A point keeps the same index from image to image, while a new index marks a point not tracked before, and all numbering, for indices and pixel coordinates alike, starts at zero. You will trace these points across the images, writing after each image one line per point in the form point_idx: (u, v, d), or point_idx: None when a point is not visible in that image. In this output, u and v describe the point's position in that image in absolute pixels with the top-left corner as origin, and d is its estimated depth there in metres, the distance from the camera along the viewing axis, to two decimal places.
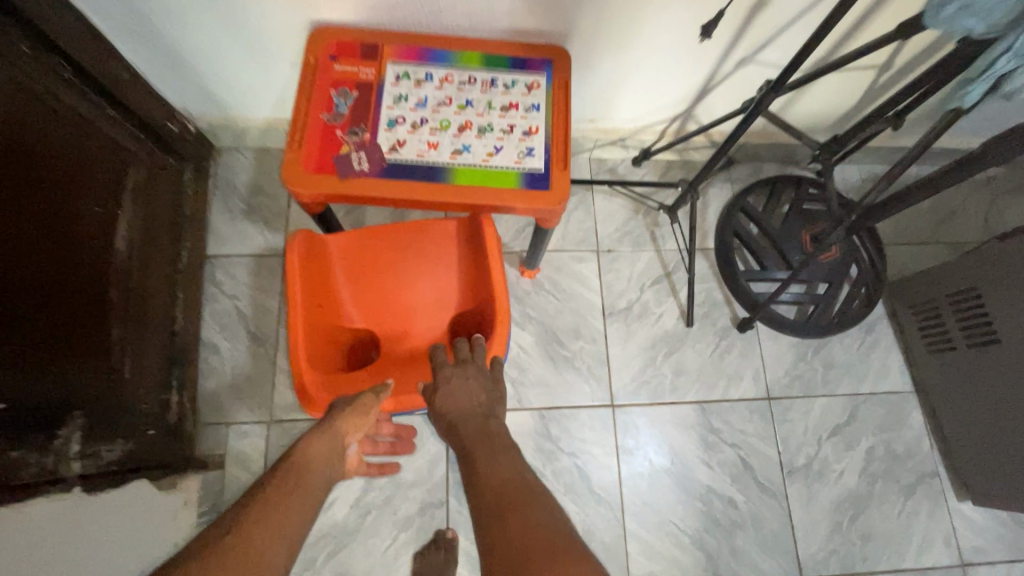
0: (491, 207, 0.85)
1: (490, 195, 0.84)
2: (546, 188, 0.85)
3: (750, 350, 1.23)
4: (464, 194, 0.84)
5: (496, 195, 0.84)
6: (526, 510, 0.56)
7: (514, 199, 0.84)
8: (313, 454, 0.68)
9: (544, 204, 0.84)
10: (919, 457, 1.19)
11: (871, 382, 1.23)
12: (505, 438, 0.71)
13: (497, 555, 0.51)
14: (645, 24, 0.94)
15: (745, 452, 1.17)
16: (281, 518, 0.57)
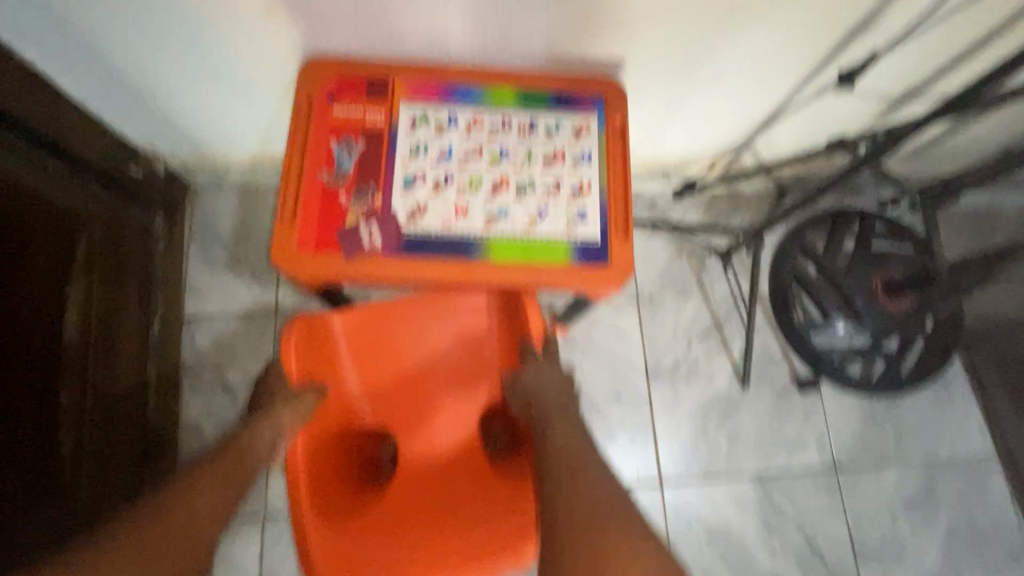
0: (535, 287, 0.69)
1: (534, 276, 0.68)
2: (603, 262, 0.69)
3: (812, 413, 1.08)
4: (501, 276, 0.67)
5: (544, 274, 0.68)
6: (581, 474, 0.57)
7: (564, 279, 0.68)
8: (257, 442, 0.64)
9: (603, 285, 0.68)
10: (1006, 533, 1.05)
11: (949, 446, 1.09)
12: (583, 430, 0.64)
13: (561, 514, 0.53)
14: (717, 50, 0.77)
15: (812, 533, 1.02)
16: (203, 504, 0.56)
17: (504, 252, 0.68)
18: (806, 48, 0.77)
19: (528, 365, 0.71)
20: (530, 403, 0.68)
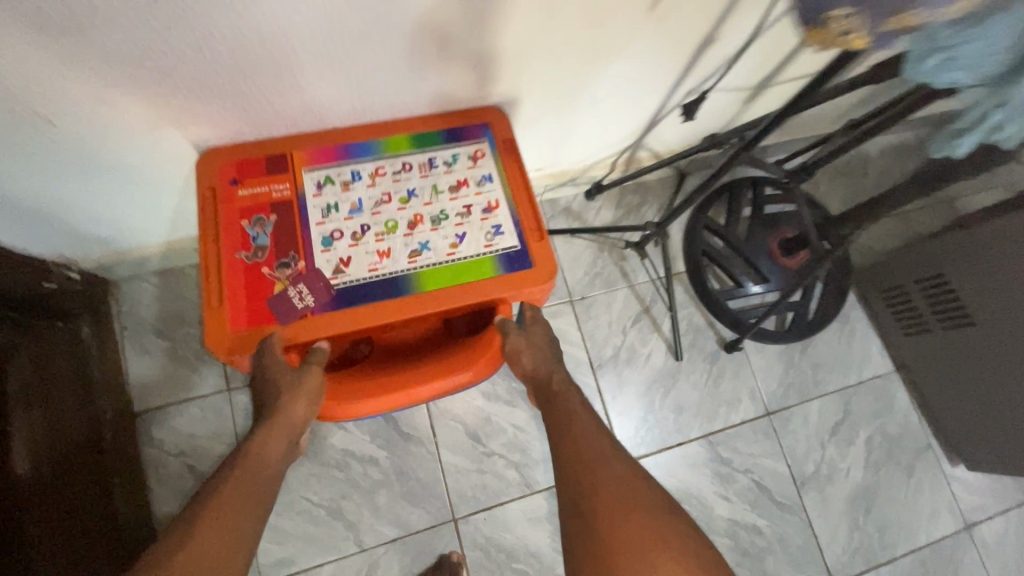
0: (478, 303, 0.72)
1: (470, 294, 0.70)
2: (528, 265, 0.72)
3: (741, 369, 1.21)
4: (440, 300, 0.70)
5: (477, 291, 0.71)
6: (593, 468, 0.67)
7: (496, 290, 0.71)
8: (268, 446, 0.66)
9: (535, 283, 0.72)
10: (911, 435, 1.23)
11: (857, 372, 1.25)
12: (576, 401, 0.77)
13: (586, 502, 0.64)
14: (590, 78, 0.84)
15: (758, 475, 1.16)
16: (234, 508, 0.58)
17: (435, 282, 0.70)
18: (669, 61, 0.85)
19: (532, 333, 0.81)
20: (551, 379, 0.80)
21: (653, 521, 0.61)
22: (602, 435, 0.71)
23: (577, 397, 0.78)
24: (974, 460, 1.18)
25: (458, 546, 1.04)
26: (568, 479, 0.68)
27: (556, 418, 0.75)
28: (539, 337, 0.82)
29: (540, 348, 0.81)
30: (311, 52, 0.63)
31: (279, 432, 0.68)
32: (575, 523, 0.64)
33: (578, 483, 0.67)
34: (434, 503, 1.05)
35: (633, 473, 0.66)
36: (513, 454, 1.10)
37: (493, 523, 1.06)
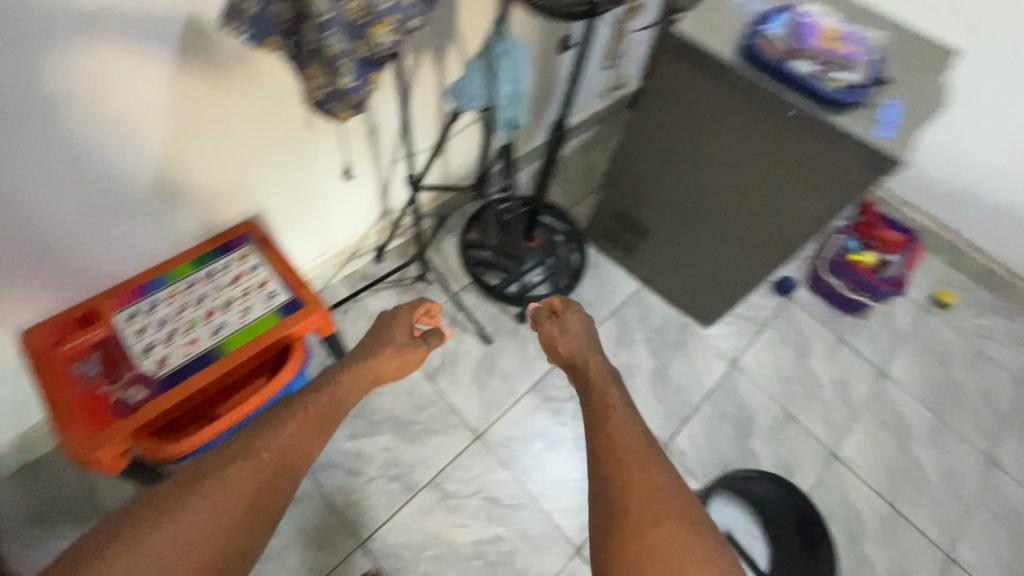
0: (277, 343, 1.00)
1: (264, 340, 0.98)
2: (301, 306, 1.02)
3: (537, 330, 1.59)
4: (243, 352, 0.97)
5: (269, 337, 0.99)
6: (637, 466, 0.92)
7: (283, 329, 0.99)
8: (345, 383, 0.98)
9: (309, 316, 1.00)
10: (671, 321, 1.68)
11: (616, 297, 1.70)
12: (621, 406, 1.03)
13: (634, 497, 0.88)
14: (307, 178, 1.19)
15: (581, 396, 1.50)
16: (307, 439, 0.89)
17: (235, 342, 0.97)
18: (357, 148, 1.24)
19: (571, 319, 1.21)
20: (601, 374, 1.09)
21: (667, 499, 0.88)
22: (626, 425, 0.98)
23: (614, 390, 1.07)
24: (707, 316, 1.64)
25: (371, 562, 1.21)
26: (601, 458, 0.95)
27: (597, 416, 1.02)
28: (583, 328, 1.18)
29: (572, 339, 1.18)
30: (83, 223, 0.93)
31: (320, 417, 0.93)
32: (603, 498, 0.91)
33: (611, 463, 0.93)
34: (339, 539, 1.23)
35: (656, 468, 0.92)
36: (390, 469, 1.32)
37: (393, 530, 1.25)
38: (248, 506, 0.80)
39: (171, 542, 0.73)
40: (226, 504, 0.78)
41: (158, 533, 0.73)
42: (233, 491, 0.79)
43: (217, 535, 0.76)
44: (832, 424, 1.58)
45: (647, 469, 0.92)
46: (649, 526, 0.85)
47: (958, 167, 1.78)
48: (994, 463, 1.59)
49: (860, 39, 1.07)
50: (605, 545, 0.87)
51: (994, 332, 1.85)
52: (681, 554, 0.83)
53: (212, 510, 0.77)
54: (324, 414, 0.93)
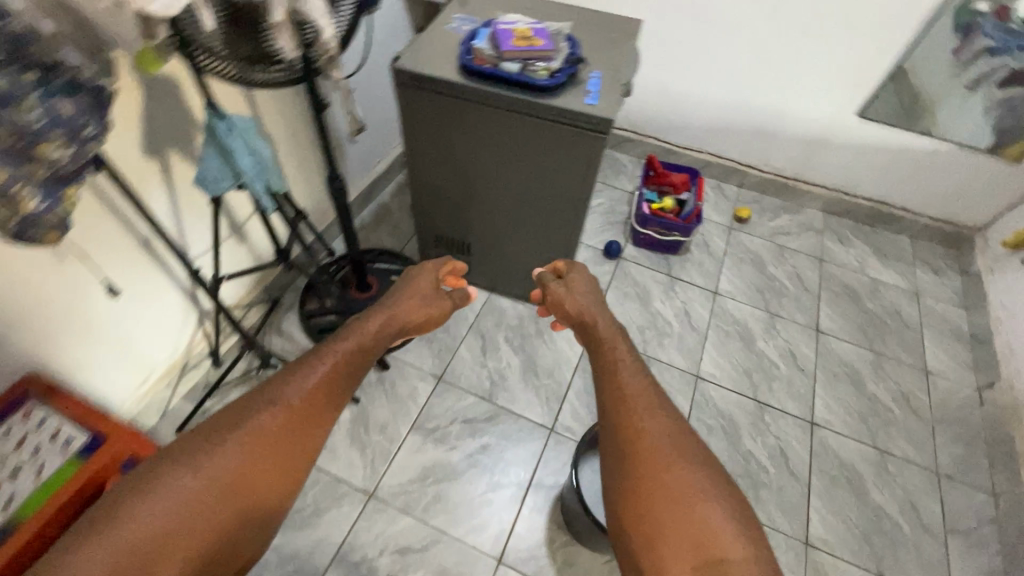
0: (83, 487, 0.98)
1: (68, 489, 0.96)
2: (106, 438, 1.04)
3: (403, 371, 1.62)
4: (44, 510, 0.93)
5: (74, 482, 0.97)
6: (653, 413, 1.04)
7: (89, 467, 0.99)
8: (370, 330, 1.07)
9: (116, 441, 1.02)
10: (525, 315, 1.78)
11: (470, 311, 1.77)
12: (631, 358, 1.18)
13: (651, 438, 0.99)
14: (88, 312, 1.12)
15: (461, 416, 1.55)
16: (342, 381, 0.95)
17: (32, 504, 0.94)
18: (136, 264, 1.18)
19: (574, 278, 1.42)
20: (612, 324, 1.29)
21: (681, 446, 0.99)
22: (634, 380, 1.10)
23: (622, 344, 1.23)
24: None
25: None
26: (616, 410, 1.06)
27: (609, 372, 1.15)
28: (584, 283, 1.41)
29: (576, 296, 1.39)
30: None
31: (355, 352, 0.99)
32: (618, 434, 1.03)
33: (624, 415, 1.04)
34: None
35: (665, 415, 1.04)
36: (289, 565, 1.30)
37: None
38: (280, 452, 0.82)
39: (217, 472, 0.75)
40: (261, 449, 0.80)
41: (201, 467, 0.75)
42: (266, 433, 0.82)
43: (251, 476, 0.78)
44: (686, 350, 1.76)
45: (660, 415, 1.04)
46: (665, 465, 0.95)
47: (707, 108, 2.08)
48: (820, 331, 1.86)
49: (549, 34, 1.24)
50: (617, 476, 0.99)
51: (786, 226, 2.17)
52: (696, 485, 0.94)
53: (250, 446, 0.79)
54: (356, 354, 0.99)
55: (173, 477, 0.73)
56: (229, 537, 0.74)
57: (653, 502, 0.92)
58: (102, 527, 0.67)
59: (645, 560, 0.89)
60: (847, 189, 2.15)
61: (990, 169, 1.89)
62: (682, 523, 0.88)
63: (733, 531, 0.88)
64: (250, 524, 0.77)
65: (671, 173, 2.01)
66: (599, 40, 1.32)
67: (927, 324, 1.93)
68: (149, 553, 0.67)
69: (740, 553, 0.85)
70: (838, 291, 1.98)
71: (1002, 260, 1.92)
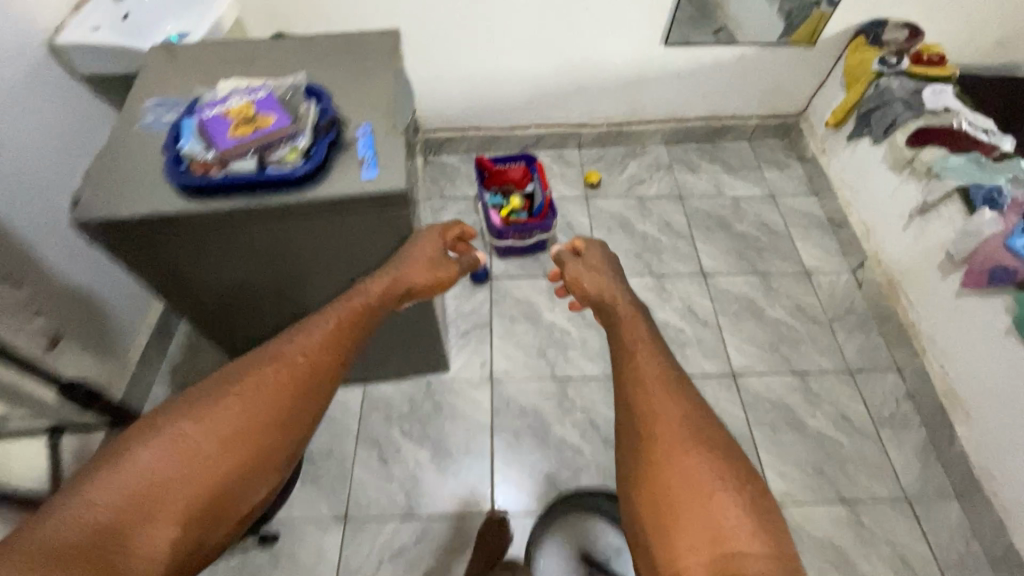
0: None
1: None
2: None
3: (296, 531, 1.32)
4: None
5: None
6: (658, 392, 0.87)
7: None
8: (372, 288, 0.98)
9: None
10: (414, 393, 1.53)
11: (350, 418, 1.48)
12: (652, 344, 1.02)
13: (656, 425, 0.82)
14: None
15: (386, 551, 1.29)
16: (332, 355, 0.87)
17: None
18: None
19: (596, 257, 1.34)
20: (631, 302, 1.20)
21: (707, 428, 0.81)
22: (655, 359, 0.94)
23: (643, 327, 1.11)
24: (437, 362, 1.53)
25: None
26: (635, 385, 0.91)
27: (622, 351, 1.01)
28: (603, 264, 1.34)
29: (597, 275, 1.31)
30: None
31: (358, 314, 0.94)
32: (632, 413, 0.87)
33: (645, 395, 0.87)
34: None
35: (687, 396, 0.87)
36: None
37: None
38: (281, 411, 0.77)
39: (227, 425, 0.71)
40: (267, 403, 0.76)
41: (218, 402, 0.73)
42: (266, 395, 0.76)
43: (252, 436, 0.73)
44: (593, 353, 1.62)
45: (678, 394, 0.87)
46: (682, 448, 0.78)
47: (516, 82, 1.86)
48: (707, 273, 1.81)
49: (279, 99, 0.91)
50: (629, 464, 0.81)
51: (637, 174, 2.07)
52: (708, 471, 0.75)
53: (241, 412, 0.73)
54: (359, 322, 0.94)
55: (176, 425, 0.69)
56: (221, 505, 0.68)
57: (675, 503, 0.73)
58: (108, 462, 0.64)
59: (663, 569, 0.70)
60: (678, 116, 2.07)
61: (793, 57, 1.90)
62: (700, 521, 0.70)
63: (756, 535, 0.68)
64: (246, 484, 0.71)
65: (508, 167, 1.78)
66: (351, 77, 1.03)
67: (791, 224, 1.95)
68: (155, 495, 0.63)
69: (759, 564, 0.65)
70: (706, 224, 1.94)
71: (830, 138, 1.97)
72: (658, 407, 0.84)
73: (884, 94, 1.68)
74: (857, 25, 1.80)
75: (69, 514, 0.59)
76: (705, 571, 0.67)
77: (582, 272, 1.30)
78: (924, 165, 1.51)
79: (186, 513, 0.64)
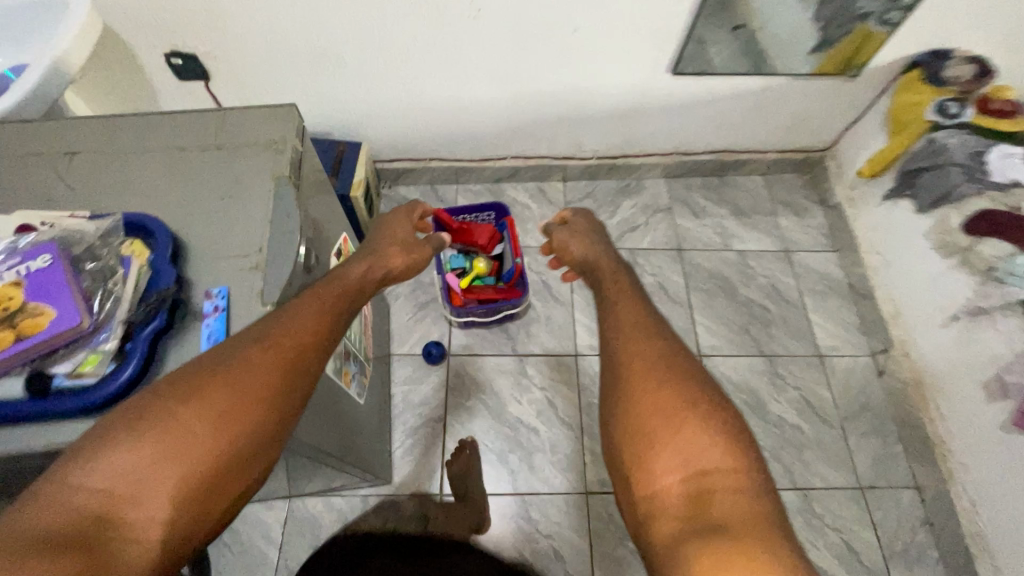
0: None
1: None
2: None
3: None
4: None
5: None
6: (632, 327, 0.87)
7: None
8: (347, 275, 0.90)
9: None
10: (348, 511, 1.29)
11: (270, 542, 1.25)
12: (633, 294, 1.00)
13: (626, 353, 0.82)
14: None
15: None
16: (322, 317, 0.69)
17: None
18: None
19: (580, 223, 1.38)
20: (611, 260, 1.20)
21: (681, 373, 0.77)
22: (642, 315, 0.90)
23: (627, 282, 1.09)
24: (383, 468, 1.30)
25: None
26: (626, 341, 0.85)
27: (613, 297, 0.99)
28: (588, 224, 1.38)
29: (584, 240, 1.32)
30: None
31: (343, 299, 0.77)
32: (611, 356, 0.84)
33: (629, 350, 0.82)
34: None
35: (662, 339, 0.82)
36: None
37: None
38: (277, 388, 0.61)
39: (221, 416, 0.56)
40: (265, 376, 0.60)
41: (202, 385, 0.57)
42: (255, 383, 0.60)
43: (248, 418, 0.58)
44: (564, 460, 1.37)
45: (648, 332, 0.86)
46: (666, 400, 0.73)
47: (486, 109, 1.50)
48: (703, 354, 1.54)
49: (74, 265, 0.62)
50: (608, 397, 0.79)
51: (630, 218, 1.75)
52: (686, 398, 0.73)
53: (229, 398, 0.57)
54: (341, 301, 0.77)
55: (161, 411, 0.55)
56: (231, 483, 0.56)
57: (653, 442, 0.71)
58: (72, 465, 0.50)
59: (637, 497, 0.68)
60: (683, 149, 1.73)
61: (829, 88, 1.54)
62: (672, 444, 0.69)
63: (708, 411, 0.71)
64: (244, 467, 0.58)
65: (475, 225, 1.46)
66: (216, 202, 0.71)
67: (807, 289, 1.67)
68: (131, 496, 0.50)
69: (728, 484, 0.64)
70: (707, 287, 1.65)
71: (862, 189, 1.65)
72: (628, 342, 0.83)
73: (940, 152, 1.34)
74: (916, 53, 1.42)
75: (47, 506, 0.48)
76: (679, 499, 0.65)
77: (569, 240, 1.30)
78: (984, 262, 1.22)
79: (184, 496, 0.52)
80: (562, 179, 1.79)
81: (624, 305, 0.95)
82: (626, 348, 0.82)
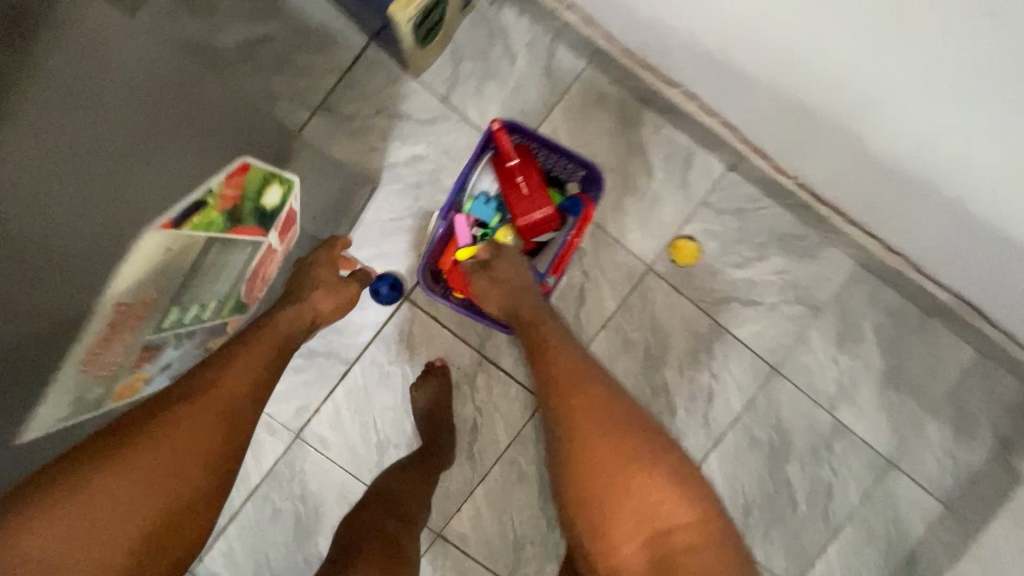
0: None
1: None
2: None
3: None
4: None
5: None
6: (577, 387, 0.82)
7: None
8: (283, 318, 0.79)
9: None
10: None
11: None
12: (561, 324, 0.91)
13: (573, 401, 0.81)
14: None
15: None
16: (258, 364, 0.72)
17: None
18: None
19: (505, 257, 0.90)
20: (516, 309, 0.89)
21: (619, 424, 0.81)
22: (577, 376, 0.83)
23: (548, 315, 0.90)
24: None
25: None
26: (575, 413, 0.81)
27: (546, 332, 0.88)
28: (519, 264, 0.91)
29: (507, 286, 0.89)
30: None
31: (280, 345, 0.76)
32: (556, 428, 0.82)
33: (580, 415, 0.80)
34: None
35: (603, 380, 0.84)
36: None
37: None
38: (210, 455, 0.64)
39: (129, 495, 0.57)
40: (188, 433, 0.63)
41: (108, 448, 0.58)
42: (197, 439, 0.63)
43: (171, 498, 0.60)
44: (444, 491, 1.12)
45: (584, 376, 0.83)
46: (624, 478, 0.77)
47: None
48: None
49: None
50: (572, 481, 0.80)
51: (758, 288, 1.13)
52: (649, 453, 0.79)
53: (153, 470, 0.59)
54: (280, 346, 0.76)
55: (77, 485, 0.55)
56: (175, 537, 0.61)
57: (623, 506, 0.77)
58: None
59: (604, 556, 0.78)
60: (921, 264, 1.00)
61: None
62: (635, 503, 0.77)
63: (666, 485, 0.77)
64: (169, 539, 0.61)
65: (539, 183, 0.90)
66: None
67: (864, 518, 1.19)
68: None
69: (688, 540, 0.76)
70: (763, 437, 1.16)
71: None
72: (579, 398, 0.81)
73: None
74: None
75: None
76: (642, 556, 0.76)
77: (490, 285, 0.89)
78: None
79: None
80: (723, 167, 1.12)
81: (557, 334, 0.88)
82: (580, 431, 0.80)
